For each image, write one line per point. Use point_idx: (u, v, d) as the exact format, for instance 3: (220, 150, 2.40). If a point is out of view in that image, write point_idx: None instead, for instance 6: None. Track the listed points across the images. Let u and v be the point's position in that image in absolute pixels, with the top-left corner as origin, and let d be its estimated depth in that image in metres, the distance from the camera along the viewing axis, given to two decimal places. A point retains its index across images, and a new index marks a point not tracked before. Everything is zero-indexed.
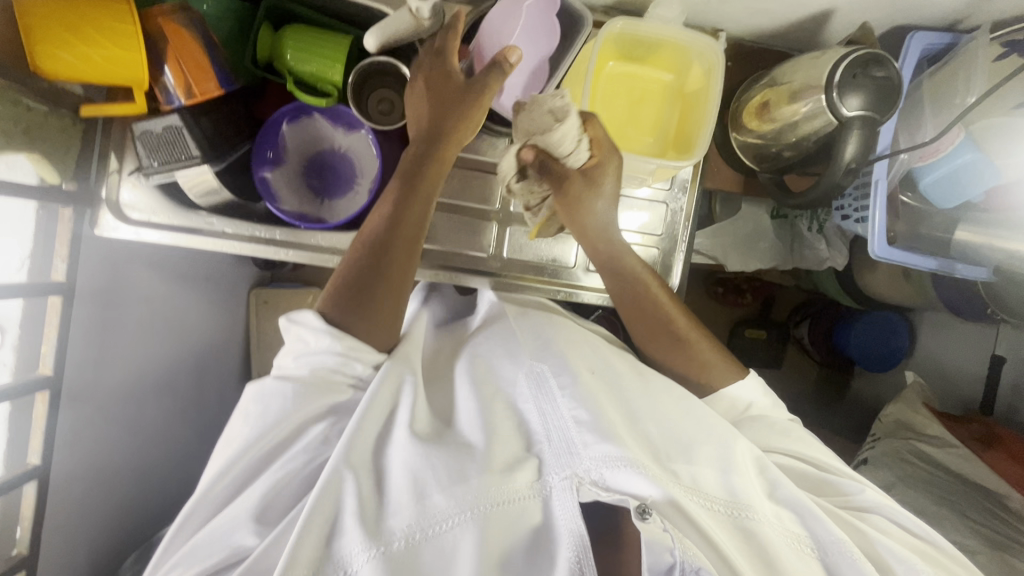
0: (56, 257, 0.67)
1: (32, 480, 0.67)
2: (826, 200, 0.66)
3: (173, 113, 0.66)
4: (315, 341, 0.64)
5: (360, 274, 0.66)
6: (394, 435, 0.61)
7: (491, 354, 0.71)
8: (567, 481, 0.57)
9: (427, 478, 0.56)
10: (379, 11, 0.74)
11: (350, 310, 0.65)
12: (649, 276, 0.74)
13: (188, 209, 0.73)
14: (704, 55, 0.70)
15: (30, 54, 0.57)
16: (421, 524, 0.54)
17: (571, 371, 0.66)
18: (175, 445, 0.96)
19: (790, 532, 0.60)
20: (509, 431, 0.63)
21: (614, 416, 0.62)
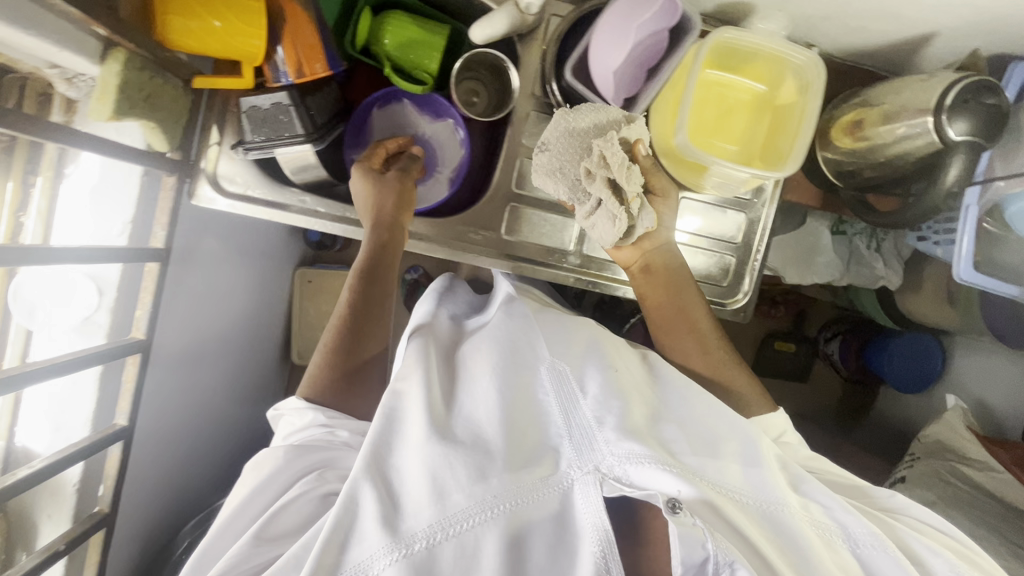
0: (156, 224, 0.69)
1: (117, 441, 0.68)
2: (919, 220, 0.68)
3: (281, 90, 0.66)
4: (302, 420, 0.68)
5: (342, 359, 0.70)
6: (411, 432, 0.60)
7: (507, 341, 0.69)
8: (590, 475, 0.57)
9: (447, 478, 0.55)
10: (481, 4, 0.75)
11: (338, 394, 0.69)
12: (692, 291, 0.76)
13: (282, 186, 0.73)
14: (804, 70, 0.71)
15: (161, 23, 0.59)
16: (442, 523, 0.54)
17: (597, 371, 0.65)
18: (224, 415, 0.97)
19: (820, 526, 0.60)
20: (528, 423, 0.62)
21: (638, 414, 0.61)
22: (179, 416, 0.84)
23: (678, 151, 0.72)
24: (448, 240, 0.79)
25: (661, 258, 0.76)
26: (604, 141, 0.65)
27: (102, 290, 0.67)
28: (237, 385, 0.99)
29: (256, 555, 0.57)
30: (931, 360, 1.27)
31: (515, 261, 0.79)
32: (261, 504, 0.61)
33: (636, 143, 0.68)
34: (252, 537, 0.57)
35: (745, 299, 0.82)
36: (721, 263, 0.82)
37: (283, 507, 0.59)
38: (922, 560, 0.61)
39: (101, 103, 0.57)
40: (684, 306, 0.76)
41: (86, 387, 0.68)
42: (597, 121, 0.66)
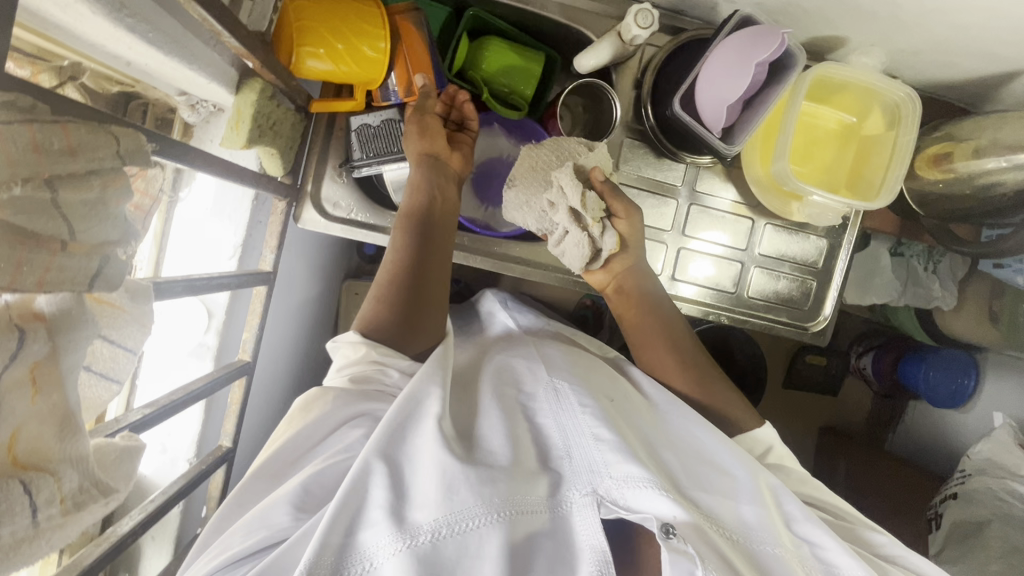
0: (265, 248, 0.68)
1: (223, 463, 0.68)
2: (1009, 249, 0.70)
3: (393, 109, 0.70)
4: (354, 352, 0.62)
5: (402, 299, 0.65)
6: (425, 426, 0.56)
7: (506, 371, 0.69)
8: (587, 497, 0.54)
9: (458, 475, 0.52)
10: (580, 32, 0.76)
11: (395, 332, 0.64)
12: (671, 312, 0.77)
13: (385, 209, 0.73)
14: (894, 104, 0.73)
15: (296, 53, 0.59)
16: (449, 520, 0.50)
17: (594, 395, 0.64)
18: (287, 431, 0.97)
19: (807, 566, 0.59)
20: (528, 442, 0.60)
21: (633, 439, 0.60)
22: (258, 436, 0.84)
23: (772, 178, 0.74)
24: (550, 265, 0.81)
25: (633, 279, 0.75)
26: (560, 171, 0.68)
27: (212, 312, 0.68)
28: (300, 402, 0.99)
29: (282, 529, 0.51)
30: (966, 378, 1.29)
31: (522, 263, 0.81)
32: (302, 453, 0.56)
33: (593, 171, 0.70)
34: (291, 508, 0.51)
35: (826, 322, 0.84)
36: (802, 288, 0.84)
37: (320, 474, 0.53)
38: None
39: (235, 132, 0.58)
40: (670, 329, 0.76)
41: (193, 408, 0.68)
42: (558, 153, 0.69)
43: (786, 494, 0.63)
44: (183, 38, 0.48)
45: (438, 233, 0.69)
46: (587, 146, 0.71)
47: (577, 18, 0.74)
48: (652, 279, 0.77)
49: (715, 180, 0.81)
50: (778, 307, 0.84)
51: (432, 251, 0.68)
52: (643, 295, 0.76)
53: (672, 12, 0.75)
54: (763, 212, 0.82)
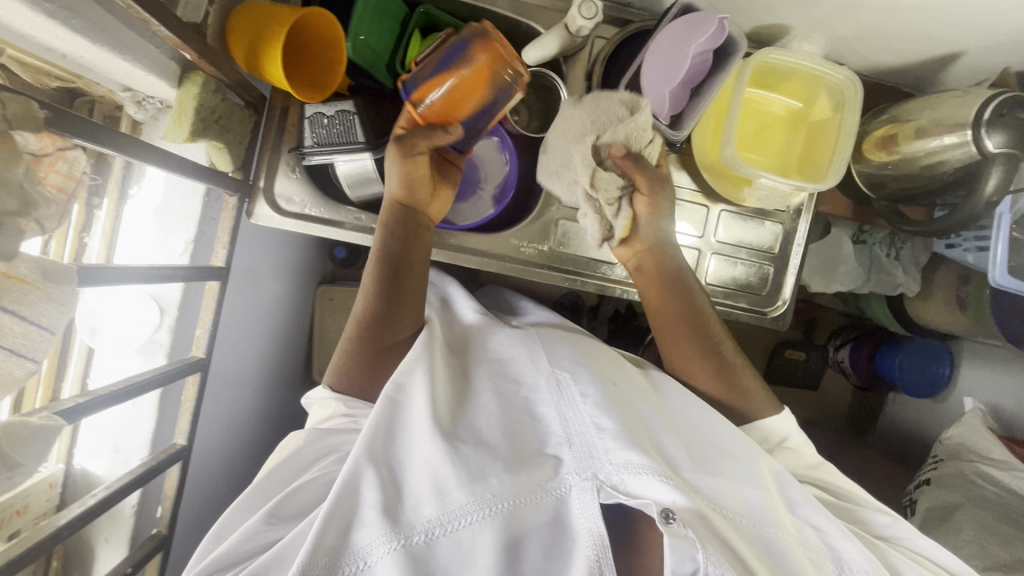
0: (217, 244, 0.68)
1: (177, 461, 0.67)
2: (954, 228, 0.69)
3: (348, 99, 0.69)
4: (327, 408, 0.69)
5: (368, 343, 0.70)
6: (416, 430, 0.60)
7: (509, 360, 0.69)
8: (587, 482, 0.57)
9: (447, 475, 0.55)
10: (529, 26, 0.77)
11: (360, 377, 0.69)
12: (697, 295, 0.76)
13: (338, 203, 0.74)
14: (839, 88, 0.74)
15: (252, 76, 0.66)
16: (441, 519, 0.54)
17: (595, 381, 0.65)
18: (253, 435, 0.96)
19: (808, 544, 0.62)
20: (527, 431, 0.62)
21: (636, 424, 0.61)
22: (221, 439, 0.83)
23: (722, 165, 0.75)
24: (506, 255, 0.81)
25: (654, 261, 0.76)
26: (581, 146, 0.68)
27: (164, 309, 0.67)
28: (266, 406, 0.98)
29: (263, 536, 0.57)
30: (941, 365, 1.28)
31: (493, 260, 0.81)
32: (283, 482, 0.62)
33: (616, 146, 0.69)
34: (266, 517, 0.57)
35: (784, 307, 0.85)
36: (759, 273, 0.85)
37: (296, 490, 0.59)
38: None
39: (178, 125, 0.57)
40: (698, 310, 0.75)
41: (145, 405, 0.67)
42: (595, 118, 0.68)
43: (788, 478, 0.65)
44: (115, 28, 0.48)
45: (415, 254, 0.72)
46: (629, 109, 0.68)
47: (526, 12, 0.76)
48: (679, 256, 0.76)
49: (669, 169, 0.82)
50: (736, 293, 0.85)
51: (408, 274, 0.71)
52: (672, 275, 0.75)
53: (618, 5, 0.77)
54: (719, 199, 0.83)
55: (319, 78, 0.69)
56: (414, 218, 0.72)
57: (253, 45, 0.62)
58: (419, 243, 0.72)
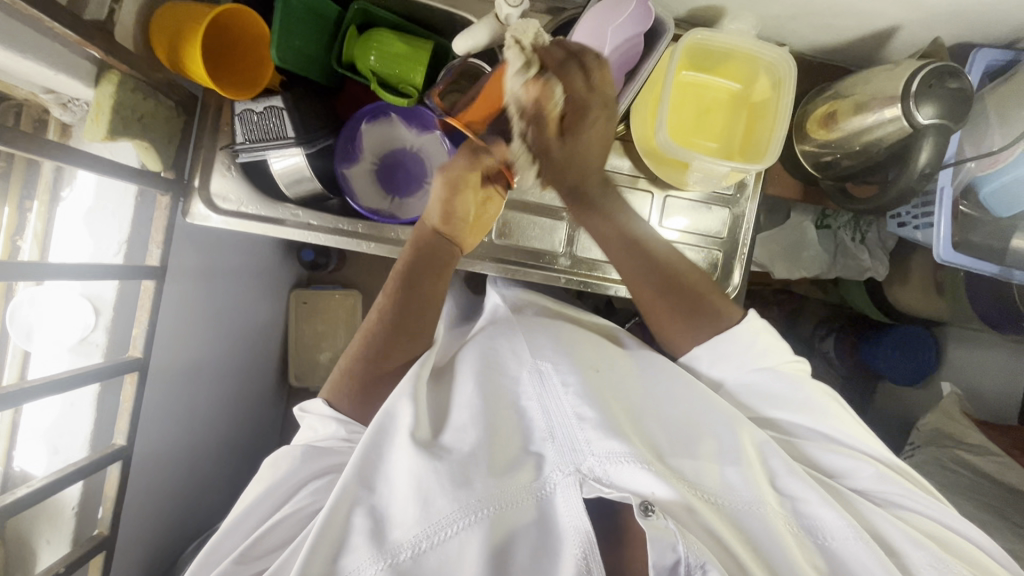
0: (152, 243, 0.69)
1: (117, 461, 0.67)
2: (893, 203, 0.69)
3: (276, 95, 0.69)
4: (324, 428, 0.65)
5: (365, 362, 0.66)
6: (398, 437, 0.59)
7: (491, 348, 0.68)
8: (570, 477, 0.56)
9: (432, 485, 0.55)
10: (463, 18, 0.77)
11: (356, 397, 0.66)
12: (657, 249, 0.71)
13: (275, 201, 0.75)
14: (776, 67, 0.73)
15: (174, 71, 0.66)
16: (427, 532, 0.53)
17: (578, 369, 0.63)
18: (218, 439, 0.96)
19: (793, 526, 0.60)
20: (510, 431, 0.61)
21: (618, 412, 0.61)
22: (176, 440, 0.83)
23: (659, 150, 0.74)
24: None
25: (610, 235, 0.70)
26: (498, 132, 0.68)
27: (99, 309, 0.67)
28: (230, 410, 0.98)
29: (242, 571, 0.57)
30: (926, 353, 1.22)
31: None
32: (267, 507, 0.61)
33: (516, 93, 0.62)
34: (234, 559, 0.57)
35: (735, 292, 0.84)
36: (709, 259, 0.84)
37: (273, 525, 0.59)
38: (898, 553, 0.60)
39: (97, 125, 0.59)
40: (662, 267, 0.70)
41: (84, 406, 0.67)
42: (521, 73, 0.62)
43: (774, 448, 0.63)
44: (11, 26, 0.49)
45: (433, 279, 0.69)
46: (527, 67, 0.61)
47: (458, 4, 0.76)
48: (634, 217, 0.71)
49: (612, 156, 0.82)
50: None
51: (422, 293, 0.68)
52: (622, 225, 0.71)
53: None
54: (665, 185, 0.82)
55: (249, 74, 0.70)
56: (446, 250, 0.70)
57: (173, 40, 0.63)
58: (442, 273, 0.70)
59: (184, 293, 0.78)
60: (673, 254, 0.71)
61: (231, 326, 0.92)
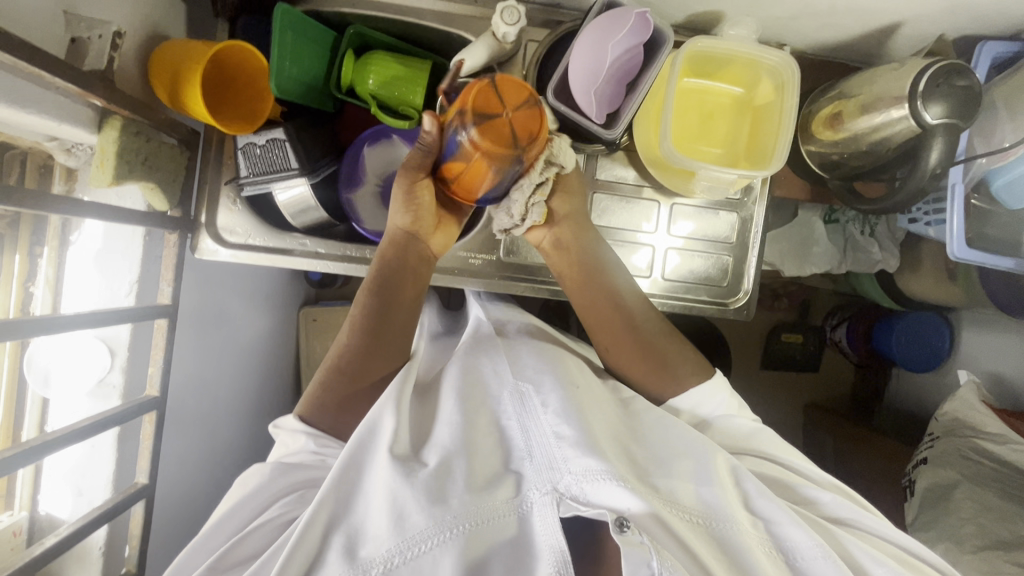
0: (162, 281, 0.69)
1: (139, 500, 0.68)
2: (907, 203, 0.68)
3: (277, 127, 0.69)
4: (294, 442, 0.66)
5: (340, 377, 0.67)
6: (378, 456, 0.59)
7: (470, 369, 0.69)
8: (547, 496, 0.55)
9: (406, 499, 0.54)
10: (459, 37, 0.76)
11: (333, 414, 0.67)
12: (634, 298, 0.74)
13: (283, 231, 0.75)
14: (779, 70, 0.72)
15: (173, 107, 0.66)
16: (400, 547, 0.52)
17: (558, 388, 0.65)
18: (237, 466, 0.96)
19: (765, 542, 0.60)
20: (487, 452, 0.61)
21: (598, 431, 0.61)
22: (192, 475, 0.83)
23: (664, 159, 0.73)
24: (454, 269, 0.80)
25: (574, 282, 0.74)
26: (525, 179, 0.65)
27: (114, 351, 0.67)
28: (247, 436, 0.98)
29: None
30: (938, 340, 1.20)
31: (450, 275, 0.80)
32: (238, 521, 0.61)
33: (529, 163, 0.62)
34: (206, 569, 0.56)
35: (746, 297, 0.85)
36: (719, 265, 0.84)
37: (247, 533, 0.58)
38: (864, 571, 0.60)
39: (101, 170, 0.59)
40: (632, 314, 0.74)
41: (104, 448, 0.68)
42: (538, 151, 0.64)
43: (744, 470, 0.63)
44: (12, 84, 0.49)
45: (406, 287, 0.70)
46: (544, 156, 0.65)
47: (454, 24, 0.75)
48: (604, 250, 0.74)
49: (616, 166, 0.81)
50: (698, 286, 0.84)
51: (395, 305, 0.69)
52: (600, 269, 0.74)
53: (548, 7, 0.76)
54: (671, 193, 0.82)
55: (248, 106, 0.69)
56: (416, 249, 0.71)
57: (172, 76, 0.63)
58: (413, 283, 0.70)
59: (197, 327, 0.78)
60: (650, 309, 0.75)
61: (244, 354, 0.93)
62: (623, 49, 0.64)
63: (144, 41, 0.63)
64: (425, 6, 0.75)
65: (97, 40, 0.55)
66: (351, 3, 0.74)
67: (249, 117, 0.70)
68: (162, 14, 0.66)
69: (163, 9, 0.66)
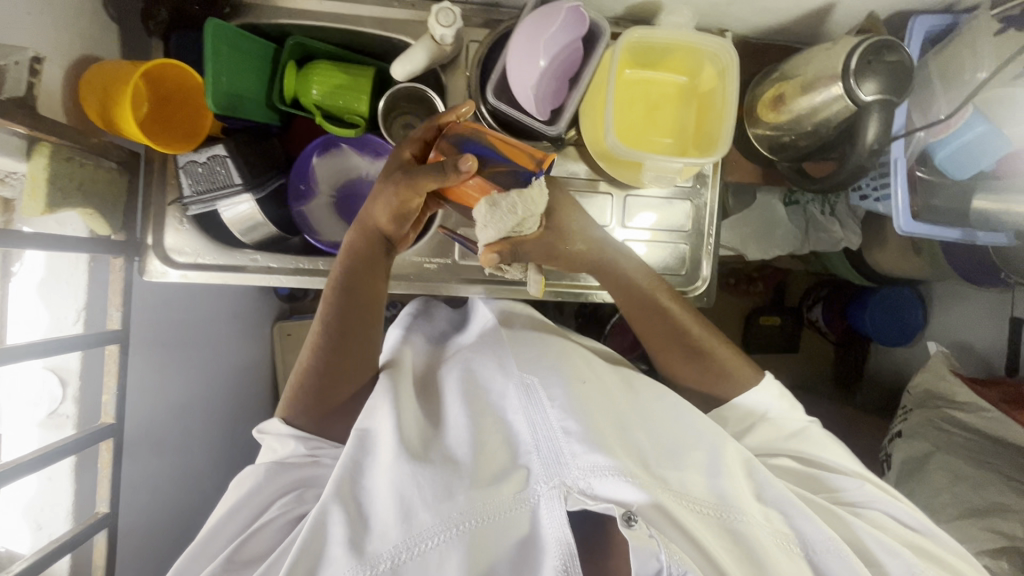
0: (111, 306, 0.68)
1: (102, 529, 0.67)
2: (849, 182, 0.69)
3: (218, 143, 0.68)
4: (283, 447, 0.67)
5: (316, 377, 0.67)
6: (382, 455, 0.60)
7: (479, 366, 0.69)
8: (554, 489, 0.56)
9: (414, 497, 0.56)
10: (400, 41, 0.76)
11: (314, 416, 0.68)
12: (664, 295, 0.75)
13: (233, 248, 0.74)
14: (719, 55, 0.72)
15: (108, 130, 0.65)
16: (407, 543, 0.54)
17: (564, 383, 0.65)
18: (214, 483, 0.95)
19: (778, 531, 0.62)
20: (496, 445, 0.62)
21: (604, 425, 0.61)
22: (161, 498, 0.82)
23: (611, 153, 0.73)
24: (410, 274, 0.79)
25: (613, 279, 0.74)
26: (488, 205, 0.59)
27: (65, 380, 0.67)
28: (224, 455, 0.96)
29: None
30: (911, 311, 1.21)
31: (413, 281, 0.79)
32: (242, 521, 0.63)
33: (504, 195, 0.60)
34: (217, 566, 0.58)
35: (705, 285, 0.85)
36: (677, 253, 0.84)
37: (252, 534, 0.61)
38: (877, 562, 0.64)
39: (34, 200, 0.58)
40: (664, 313, 0.75)
41: (63, 478, 0.67)
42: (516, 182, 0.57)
43: (756, 463, 0.65)
44: None
45: (374, 280, 0.67)
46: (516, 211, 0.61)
47: (393, 29, 0.75)
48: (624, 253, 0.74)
49: (567, 162, 0.81)
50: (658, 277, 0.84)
51: (363, 297, 0.67)
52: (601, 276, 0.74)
53: (486, 7, 0.76)
54: (624, 185, 0.82)
55: (188, 126, 0.69)
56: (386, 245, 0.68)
57: (106, 100, 0.62)
58: (380, 274, 0.68)
59: (156, 350, 0.77)
60: (684, 309, 0.76)
61: (215, 371, 0.92)
62: (562, 43, 0.65)
63: (72, 65, 0.62)
64: (362, 13, 0.75)
65: (14, 66, 0.52)
66: (287, 14, 0.74)
67: (188, 134, 0.69)
68: (92, 37, 0.65)
69: (92, 31, 0.65)
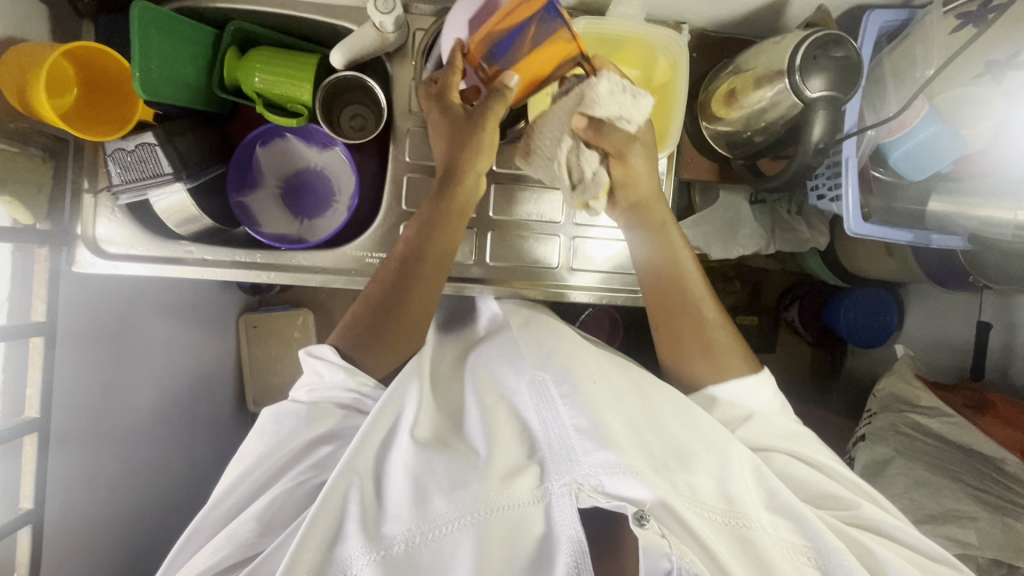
0: (36, 297, 0.66)
1: (25, 525, 0.65)
2: (798, 181, 0.67)
3: (147, 131, 0.66)
4: (330, 375, 0.65)
5: (378, 304, 0.66)
6: (399, 441, 0.59)
7: (500, 364, 0.67)
8: (565, 487, 0.54)
9: (428, 482, 0.55)
10: (344, 28, 0.74)
11: (364, 343, 0.66)
12: (681, 262, 0.70)
13: (166, 239, 0.73)
14: (669, 46, 0.71)
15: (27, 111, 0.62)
16: (421, 527, 0.53)
17: (572, 378, 0.62)
18: (175, 474, 0.92)
19: (788, 542, 0.57)
20: (509, 436, 0.60)
21: (617, 424, 0.58)
22: None
23: None
24: (351, 270, 0.75)
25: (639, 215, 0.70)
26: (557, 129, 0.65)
27: None
28: (184, 446, 0.95)
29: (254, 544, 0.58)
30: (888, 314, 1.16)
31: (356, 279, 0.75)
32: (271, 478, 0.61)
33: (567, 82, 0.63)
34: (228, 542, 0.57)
35: None
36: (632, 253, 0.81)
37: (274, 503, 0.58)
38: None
39: None
40: (679, 279, 0.70)
41: None
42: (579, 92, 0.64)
43: (766, 471, 0.60)
44: None
45: (447, 220, 0.68)
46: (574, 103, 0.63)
47: (336, 14, 0.72)
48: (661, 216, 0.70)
49: None
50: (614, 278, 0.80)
51: (438, 237, 0.67)
52: (636, 223, 0.70)
53: None
54: None
55: (116, 115, 0.68)
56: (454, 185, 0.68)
57: (29, 86, 0.60)
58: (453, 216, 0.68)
59: (95, 342, 0.75)
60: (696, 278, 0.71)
61: (172, 361, 0.90)
62: None
63: None
64: None
65: None
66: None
67: (117, 122, 0.68)
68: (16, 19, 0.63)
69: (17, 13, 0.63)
